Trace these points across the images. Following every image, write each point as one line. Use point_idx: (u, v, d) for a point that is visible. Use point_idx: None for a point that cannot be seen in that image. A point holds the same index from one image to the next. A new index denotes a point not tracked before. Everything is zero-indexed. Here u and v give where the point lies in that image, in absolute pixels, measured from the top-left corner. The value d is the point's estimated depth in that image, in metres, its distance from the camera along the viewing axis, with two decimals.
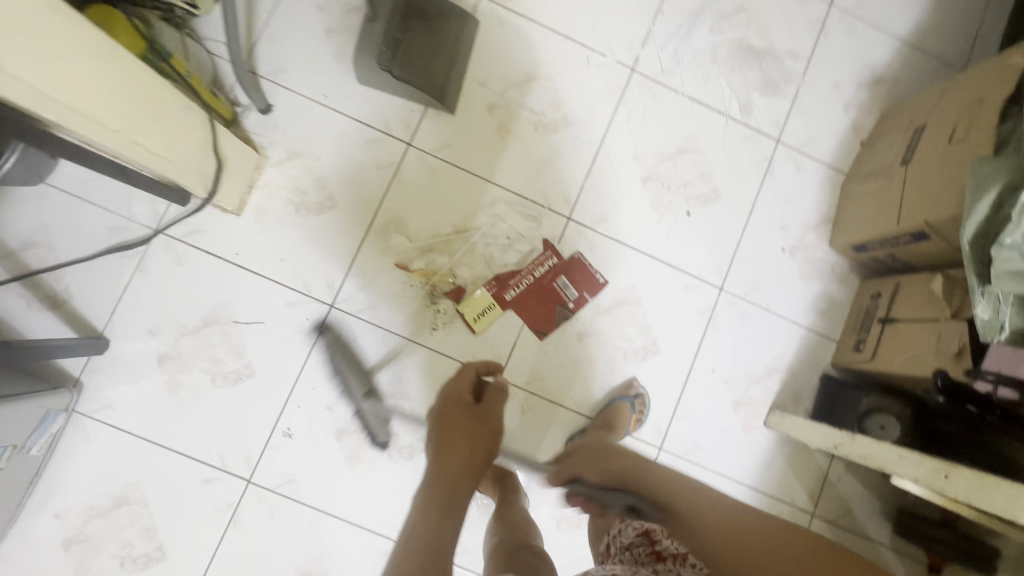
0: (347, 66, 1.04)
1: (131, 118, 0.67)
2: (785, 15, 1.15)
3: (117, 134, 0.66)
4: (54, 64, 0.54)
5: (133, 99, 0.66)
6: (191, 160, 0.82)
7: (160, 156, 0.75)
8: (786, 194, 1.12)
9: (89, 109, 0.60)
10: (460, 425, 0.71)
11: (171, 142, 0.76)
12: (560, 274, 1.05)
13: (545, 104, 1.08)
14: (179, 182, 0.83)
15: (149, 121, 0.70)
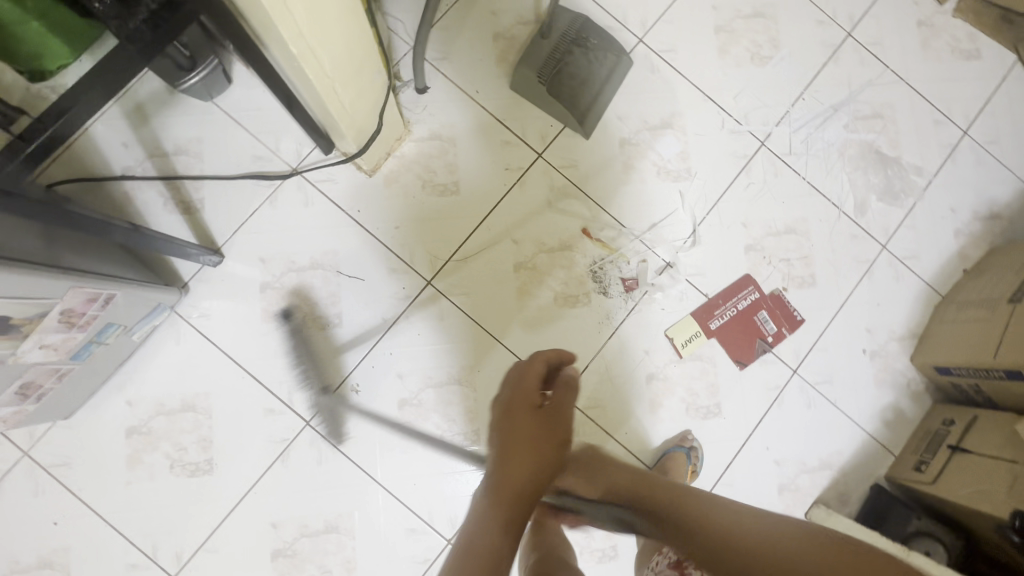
0: (503, 70, 1.11)
1: (341, 67, 0.73)
2: (918, 132, 1.18)
3: (325, 78, 0.73)
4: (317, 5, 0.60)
5: (349, 52, 0.73)
6: (359, 116, 0.88)
7: (342, 105, 0.81)
8: (880, 298, 1.13)
9: (319, 51, 0.67)
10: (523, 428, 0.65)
11: (355, 96, 0.82)
12: (761, 309, 1.10)
13: (673, 152, 1.12)
14: (341, 131, 0.89)
15: (349, 74, 0.76)
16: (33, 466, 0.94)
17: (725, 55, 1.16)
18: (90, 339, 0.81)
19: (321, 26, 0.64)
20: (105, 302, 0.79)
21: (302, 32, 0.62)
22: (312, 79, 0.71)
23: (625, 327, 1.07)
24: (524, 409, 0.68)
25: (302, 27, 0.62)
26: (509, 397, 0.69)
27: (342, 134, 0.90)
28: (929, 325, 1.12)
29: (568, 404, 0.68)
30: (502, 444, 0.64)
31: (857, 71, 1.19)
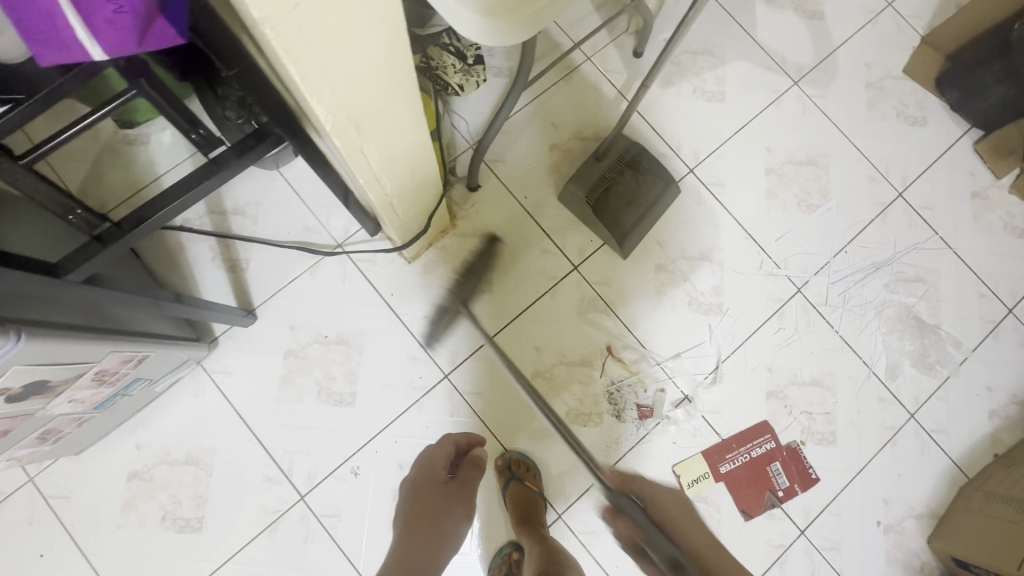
0: (553, 182, 1.14)
1: (402, 189, 0.78)
2: (960, 303, 1.16)
3: (382, 191, 0.75)
4: (392, 150, 0.65)
5: (414, 178, 0.78)
6: (408, 215, 0.91)
7: (396, 208, 0.84)
8: (901, 470, 1.09)
9: (385, 180, 0.71)
10: (433, 504, 0.94)
11: (410, 207, 0.87)
12: (776, 460, 1.07)
13: (707, 285, 1.13)
14: (389, 223, 0.92)
15: (409, 192, 0.81)
16: (35, 493, 0.96)
17: (772, 196, 1.18)
18: (116, 392, 0.84)
19: (391, 159, 0.67)
20: (138, 361, 0.82)
21: (369, 164, 0.65)
22: (371, 191, 0.74)
23: (631, 455, 1.05)
24: (431, 487, 0.95)
25: (370, 160, 0.64)
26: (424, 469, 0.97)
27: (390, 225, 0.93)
28: (951, 508, 1.07)
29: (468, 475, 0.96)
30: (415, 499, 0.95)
31: (904, 232, 1.19)
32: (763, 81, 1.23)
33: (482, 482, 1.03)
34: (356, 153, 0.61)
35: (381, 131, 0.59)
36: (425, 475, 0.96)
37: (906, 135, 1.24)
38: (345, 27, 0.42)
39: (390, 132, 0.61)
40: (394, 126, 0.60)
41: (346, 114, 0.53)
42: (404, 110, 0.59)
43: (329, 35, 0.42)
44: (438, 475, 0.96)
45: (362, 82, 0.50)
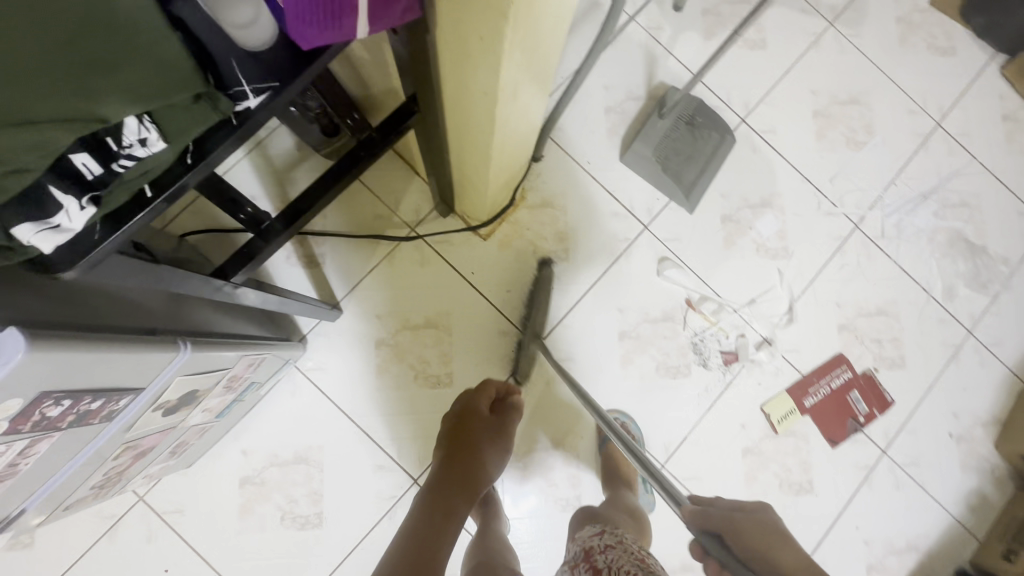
0: (613, 145, 1.15)
1: (501, 174, 0.85)
2: (1002, 222, 1.23)
3: (494, 167, 0.75)
4: (516, 142, 0.73)
5: (511, 164, 0.85)
6: (498, 190, 0.91)
7: (494, 184, 0.85)
8: (965, 383, 1.16)
9: (498, 169, 0.78)
10: (474, 440, 0.80)
11: (500, 188, 0.93)
12: (854, 388, 1.12)
13: (772, 231, 1.16)
14: (479, 198, 0.92)
15: (504, 177, 0.88)
16: (148, 511, 0.95)
17: (822, 138, 1.21)
18: (235, 398, 0.83)
19: (516, 132, 0.68)
20: (256, 364, 0.81)
21: (500, 141, 0.66)
22: (486, 166, 0.74)
23: (721, 400, 1.09)
24: (472, 425, 0.81)
25: (503, 136, 0.65)
26: (461, 410, 0.83)
27: (480, 201, 0.93)
28: (1012, 412, 1.15)
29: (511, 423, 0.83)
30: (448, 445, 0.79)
31: (946, 160, 1.24)
32: (801, 24, 1.24)
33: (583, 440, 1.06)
34: (500, 127, 0.61)
35: (519, 126, 0.67)
36: (463, 411, 0.83)
37: (938, 66, 1.27)
38: (551, 31, 0.50)
39: (524, 125, 0.68)
40: (529, 118, 0.68)
41: (513, 89, 0.54)
42: (540, 103, 0.67)
43: (540, 28, 0.48)
44: (478, 412, 0.83)
45: (534, 77, 0.57)
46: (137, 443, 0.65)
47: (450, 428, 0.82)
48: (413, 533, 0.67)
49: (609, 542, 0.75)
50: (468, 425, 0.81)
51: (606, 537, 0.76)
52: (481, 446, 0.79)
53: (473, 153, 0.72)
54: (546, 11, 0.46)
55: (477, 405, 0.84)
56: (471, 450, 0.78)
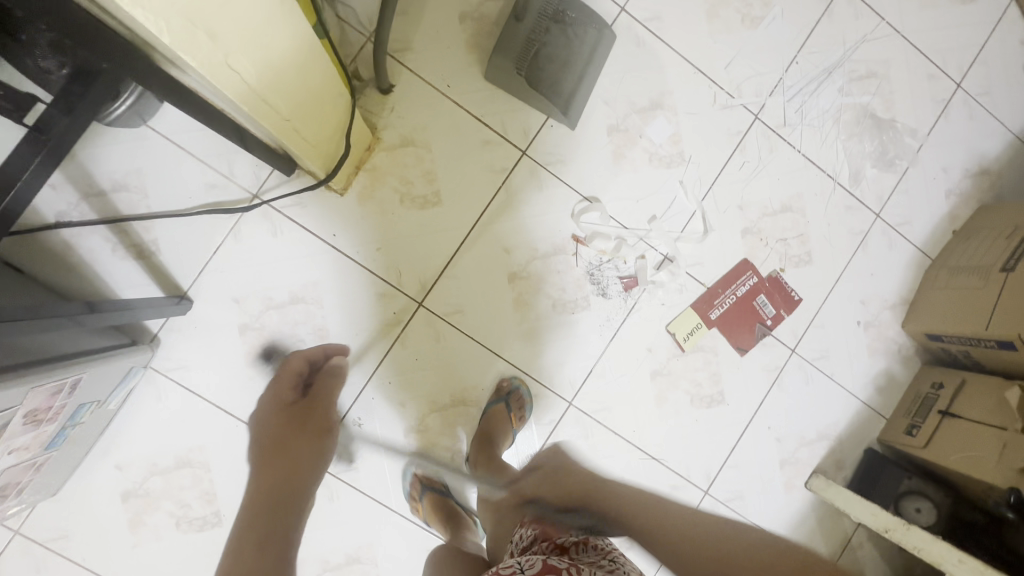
0: (475, 60, 0.99)
1: (317, 127, 0.72)
2: (911, 88, 1.13)
3: (249, 94, 0.53)
4: (299, 87, 0.60)
5: (324, 116, 0.72)
6: (300, 122, 0.67)
7: (283, 116, 0.62)
8: (873, 269, 1.13)
9: (299, 122, 0.66)
10: (284, 431, 0.87)
11: (329, 138, 0.79)
12: (760, 293, 1.08)
13: (664, 136, 1.05)
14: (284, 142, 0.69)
15: (324, 128, 0.75)
16: (28, 542, 0.90)
17: (713, 18, 1.06)
18: (63, 425, 0.74)
19: (249, 34, 0.46)
20: (73, 388, 0.71)
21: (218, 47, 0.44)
22: (232, 97, 0.52)
23: (624, 328, 1.05)
24: (278, 417, 0.88)
25: (217, 38, 0.43)
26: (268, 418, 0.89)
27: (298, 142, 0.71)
28: (919, 291, 1.14)
29: (327, 389, 0.91)
30: (262, 458, 0.84)
31: (852, 25, 1.11)
32: None
33: (479, 393, 1.01)
34: (183, 14, 0.39)
35: (282, 75, 0.55)
36: (269, 408, 0.90)
37: None
38: None
39: (292, 69, 0.56)
40: (293, 61, 0.55)
41: None
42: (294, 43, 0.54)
43: None
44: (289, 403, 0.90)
45: (250, 20, 0.45)
46: None
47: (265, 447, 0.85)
48: (237, 543, 0.69)
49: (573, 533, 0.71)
50: (279, 432, 0.86)
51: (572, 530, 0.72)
52: (300, 431, 0.87)
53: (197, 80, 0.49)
54: None
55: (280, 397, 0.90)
56: (288, 443, 0.85)
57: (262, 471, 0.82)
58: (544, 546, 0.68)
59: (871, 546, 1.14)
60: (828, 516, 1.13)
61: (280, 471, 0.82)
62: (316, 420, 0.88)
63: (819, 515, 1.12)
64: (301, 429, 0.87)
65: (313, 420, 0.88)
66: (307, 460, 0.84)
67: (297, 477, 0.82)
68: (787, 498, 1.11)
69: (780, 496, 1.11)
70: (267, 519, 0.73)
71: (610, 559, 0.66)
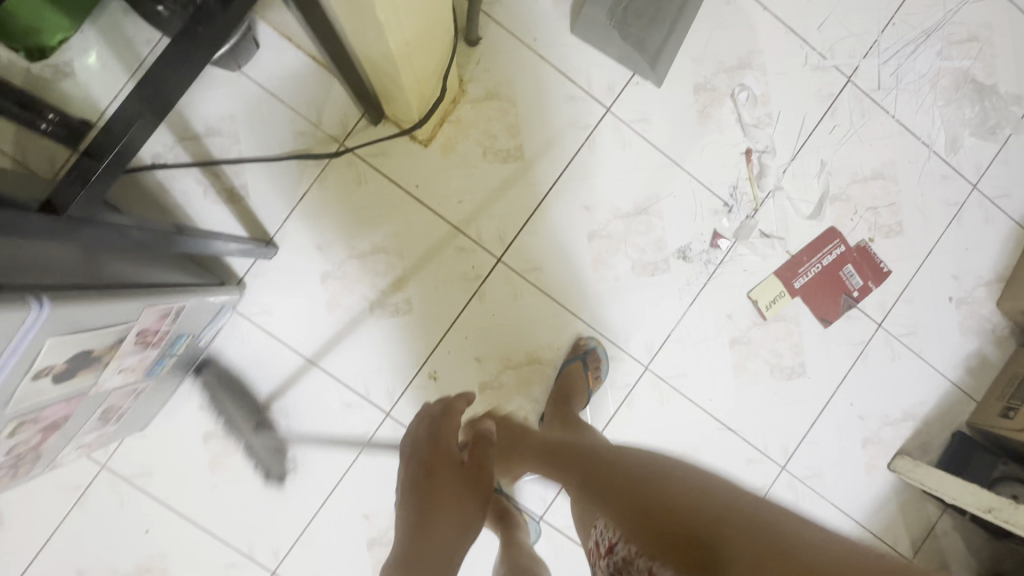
0: (563, 14, 0.97)
1: (422, 63, 0.73)
2: (1016, 54, 1.07)
3: (387, 2, 0.53)
4: (421, 12, 0.61)
5: (429, 52, 0.73)
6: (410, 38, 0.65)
7: (404, 34, 0.61)
8: (968, 243, 1.08)
9: (411, 53, 0.67)
10: (438, 486, 0.62)
11: (428, 77, 0.79)
12: (847, 263, 1.04)
13: (752, 95, 1.02)
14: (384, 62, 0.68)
15: (426, 68, 0.75)
16: (114, 477, 0.92)
17: None
18: (163, 353, 0.76)
19: None
20: (176, 314, 0.73)
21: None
22: (374, 5, 0.52)
23: (704, 293, 1.02)
24: (435, 467, 0.64)
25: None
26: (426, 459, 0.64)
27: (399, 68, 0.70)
28: (1017, 268, 1.08)
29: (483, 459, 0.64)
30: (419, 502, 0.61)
31: None
32: None
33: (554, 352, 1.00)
34: None
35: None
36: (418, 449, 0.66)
37: None
38: None
39: None
40: None
41: None
42: None
43: None
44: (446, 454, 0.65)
45: None
46: (37, 416, 0.58)
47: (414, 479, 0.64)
48: None
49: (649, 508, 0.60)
50: (443, 480, 0.63)
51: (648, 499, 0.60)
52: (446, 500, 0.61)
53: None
54: None
55: (437, 424, 0.67)
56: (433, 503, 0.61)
57: (416, 492, 0.62)
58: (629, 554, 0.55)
59: (957, 535, 1.08)
60: (911, 501, 1.08)
61: (427, 545, 0.58)
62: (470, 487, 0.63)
63: (900, 500, 1.07)
64: (461, 478, 0.63)
65: (475, 501, 0.63)
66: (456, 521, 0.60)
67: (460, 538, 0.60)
68: (868, 479, 1.06)
69: (860, 477, 1.06)
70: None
71: None
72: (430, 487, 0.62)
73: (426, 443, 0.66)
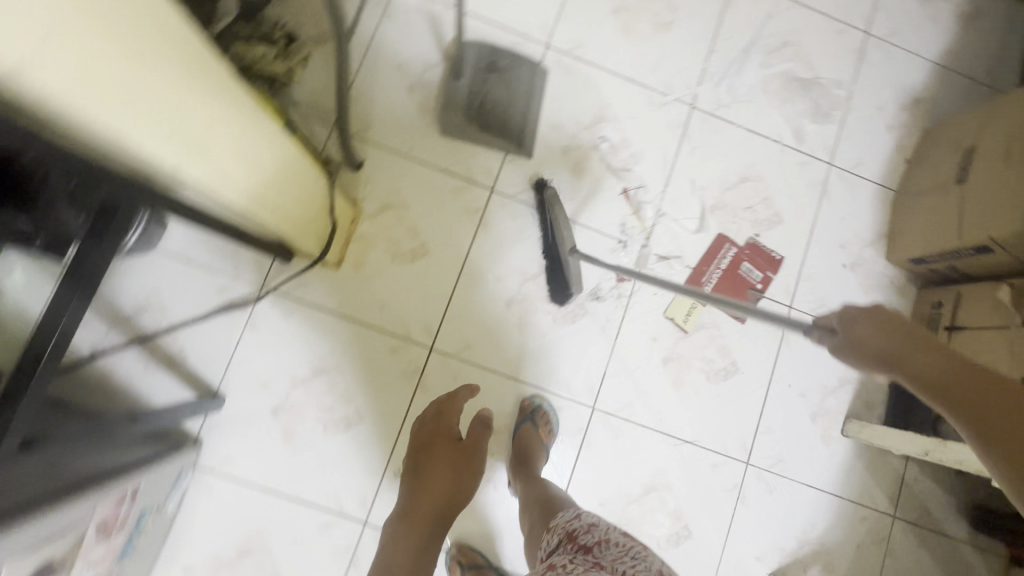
0: (430, 121, 1.10)
1: (304, 212, 0.83)
2: (826, 47, 1.23)
3: (243, 192, 0.62)
4: (285, 180, 0.71)
5: (308, 201, 0.83)
6: (241, 155, 0.57)
7: (269, 203, 0.70)
8: (843, 213, 1.19)
9: (288, 211, 0.77)
10: (442, 457, 0.72)
11: (317, 217, 0.89)
12: (743, 261, 1.14)
13: (615, 142, 1.14)
14: (231, 191, 0.60)
15: (311, 212, 0.85)
16: None
17: (629, 33, 1.18)
18: (130, 533, 0.80)
19: (236, 141, 0.56)
20: (133, 496, 0.77)
21: (87, 39, 0.33)
22: (231, 199, 0.61)
23: (625, 325, 1.10)
24: (438, 445, 0.74)
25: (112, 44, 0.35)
26: (427, 438, 0.76)
27: (243, 181, 0.61)
28: (892, 223, 1.19)
29: (481, 443, 0.76)
30: (419, 471, 0.70)
31: (755, 7, 1.22)
32: None
33: (506, 418, 1.06)
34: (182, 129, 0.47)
35: (269, 172, 0.66)
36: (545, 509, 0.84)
37: None
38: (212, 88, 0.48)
39: (276, 166, 0.67)
40: (275, 160, 0.66)
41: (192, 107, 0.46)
42: (274, 145, 0.64)
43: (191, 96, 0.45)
44: (446, 435, 0.76)
45: (240, 129, 0.55)
46: None
47: (418, 453, 0.74)
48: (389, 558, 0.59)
49: (589, 524, 0.71)
50: (438, 458, 0.72)
51: (585, 517, 0.72)
52: (449, 466, 0.71)
53: (108, 134, 0.40)
54: (181, 78, 0.43)
55: (436, 419, 0.79)
56: (435, 467, 0.70)
57: (412, 472, 0.71)
58: (568, 551, 0.68)
59: (927, 479, 1.14)
60: (874, 459, 1.13)
61: (428, 501, 0.66)
62: (469, 465, 0.72)
63: (864, 461, 1.13)
64: (454, 452, 0.73)
65: (470, 470, 0.71)
66: (455, 485, 0.69)
67: (445, 505, 0.66)
68: (828, 450, 1.12)
69: (820, 451, 1.12)
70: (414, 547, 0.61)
71: (633, 555, 0.64)
72: (421, 463, 0.72)
73: (425, 435, 0.76)
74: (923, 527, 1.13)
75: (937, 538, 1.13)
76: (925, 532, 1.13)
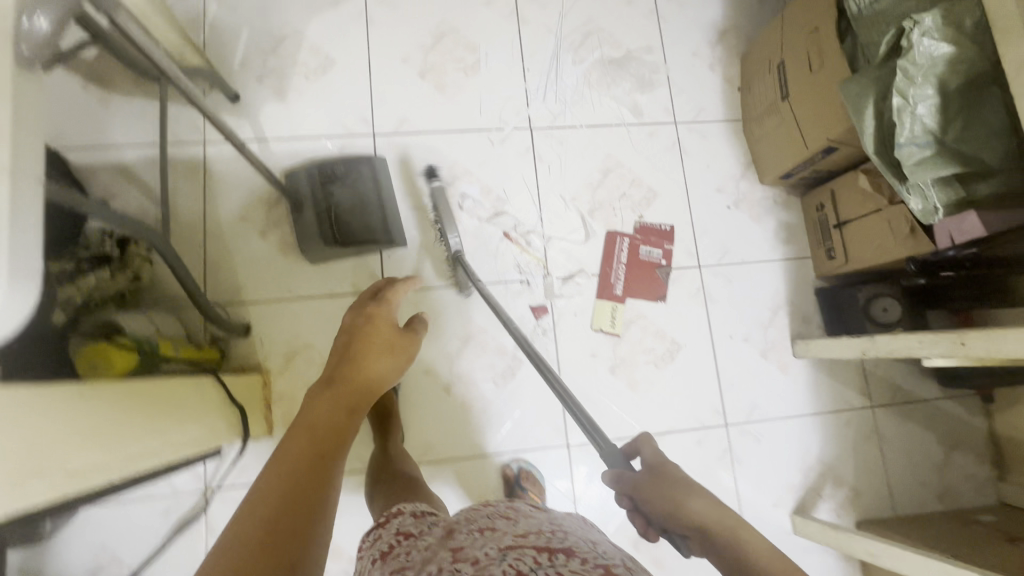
0: (296, 256, 1.08)
1: (204, 421, 0.80)
2: (624, 20, 1.27)
3: (117, 465, 0.60)
4: (162, 419, 0.69)
5: (204, 409, 0.80)
6: (77, 416, 0.54)
7: (158, 446, 0.68)
8: (706, 161, 1.24)
9: (183, 436, 0.74)
10: (377, 344, 0.69)
11: (222, 412, 0.86)
12: (639, 247, 1.17)
13: (476, 194, 1.15)
14: (87, 474, 0.55)
15: (213, 415, 0.83)
16: None
17: (444, 88, 1.19)
18: None
19: (77, 435, 0.54)
20: None
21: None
22: (109, 478, 0.59)
23: (562, 356, 1.12)
24: (376, 334, 0.70)
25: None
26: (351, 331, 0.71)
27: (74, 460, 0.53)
28: (751, 150, 1.24)
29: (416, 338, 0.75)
30: (348, 347, 0.68)
31: (546, 13, 1.25)
32: (343, 17, 1.19)
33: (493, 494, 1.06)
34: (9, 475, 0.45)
35: (139, 427, 0.64)
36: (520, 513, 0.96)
37: None
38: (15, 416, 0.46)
39: (144, 417, 0.65)
40: (139, 413, 0.64)
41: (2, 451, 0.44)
42: (128, 403, 0.63)
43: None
44: (379, 329, 0.71)
45: (73, 424, 0.54)
46: None
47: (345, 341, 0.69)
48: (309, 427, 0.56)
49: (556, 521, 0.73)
50: (376, 331, 0.71)
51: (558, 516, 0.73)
52: (386, 345, 0.70)
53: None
54: None
55: (356, 313, 0.74)
56: (372, 348, 0.68)
57: (337, 359, 0.66)
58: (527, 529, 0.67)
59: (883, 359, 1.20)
60: (832, 365, 1.19)
61: (363, 362, 0.66)
62: (400, 351, 0.71)
63: (825, 370, 1.18)
64: (393, 338, 0.71)
65: (404, 354, 0.72)
66: (392, 366, 0.68)
67: (376, 380, 0.65)
68: (790, 377, 1.16)
69: (783, 381, 1.16)
70: (332, 415, 0.58)
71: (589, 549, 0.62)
72: (358, 350, 0.67)
73: (354, 326, 0.72)
74: (900, 403, 1.18)
75: (917, 407, 1.19)
76: (903, 406, 1.18)
